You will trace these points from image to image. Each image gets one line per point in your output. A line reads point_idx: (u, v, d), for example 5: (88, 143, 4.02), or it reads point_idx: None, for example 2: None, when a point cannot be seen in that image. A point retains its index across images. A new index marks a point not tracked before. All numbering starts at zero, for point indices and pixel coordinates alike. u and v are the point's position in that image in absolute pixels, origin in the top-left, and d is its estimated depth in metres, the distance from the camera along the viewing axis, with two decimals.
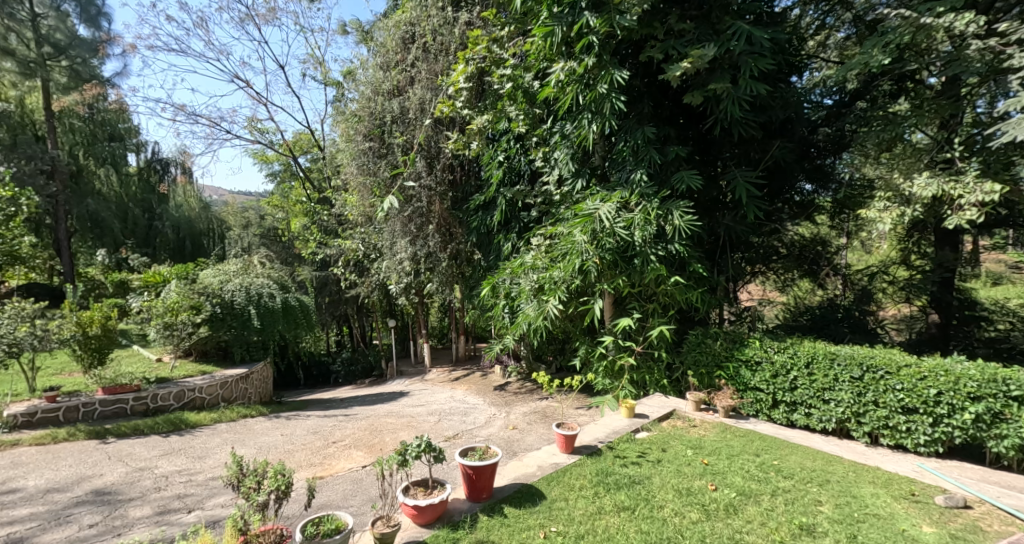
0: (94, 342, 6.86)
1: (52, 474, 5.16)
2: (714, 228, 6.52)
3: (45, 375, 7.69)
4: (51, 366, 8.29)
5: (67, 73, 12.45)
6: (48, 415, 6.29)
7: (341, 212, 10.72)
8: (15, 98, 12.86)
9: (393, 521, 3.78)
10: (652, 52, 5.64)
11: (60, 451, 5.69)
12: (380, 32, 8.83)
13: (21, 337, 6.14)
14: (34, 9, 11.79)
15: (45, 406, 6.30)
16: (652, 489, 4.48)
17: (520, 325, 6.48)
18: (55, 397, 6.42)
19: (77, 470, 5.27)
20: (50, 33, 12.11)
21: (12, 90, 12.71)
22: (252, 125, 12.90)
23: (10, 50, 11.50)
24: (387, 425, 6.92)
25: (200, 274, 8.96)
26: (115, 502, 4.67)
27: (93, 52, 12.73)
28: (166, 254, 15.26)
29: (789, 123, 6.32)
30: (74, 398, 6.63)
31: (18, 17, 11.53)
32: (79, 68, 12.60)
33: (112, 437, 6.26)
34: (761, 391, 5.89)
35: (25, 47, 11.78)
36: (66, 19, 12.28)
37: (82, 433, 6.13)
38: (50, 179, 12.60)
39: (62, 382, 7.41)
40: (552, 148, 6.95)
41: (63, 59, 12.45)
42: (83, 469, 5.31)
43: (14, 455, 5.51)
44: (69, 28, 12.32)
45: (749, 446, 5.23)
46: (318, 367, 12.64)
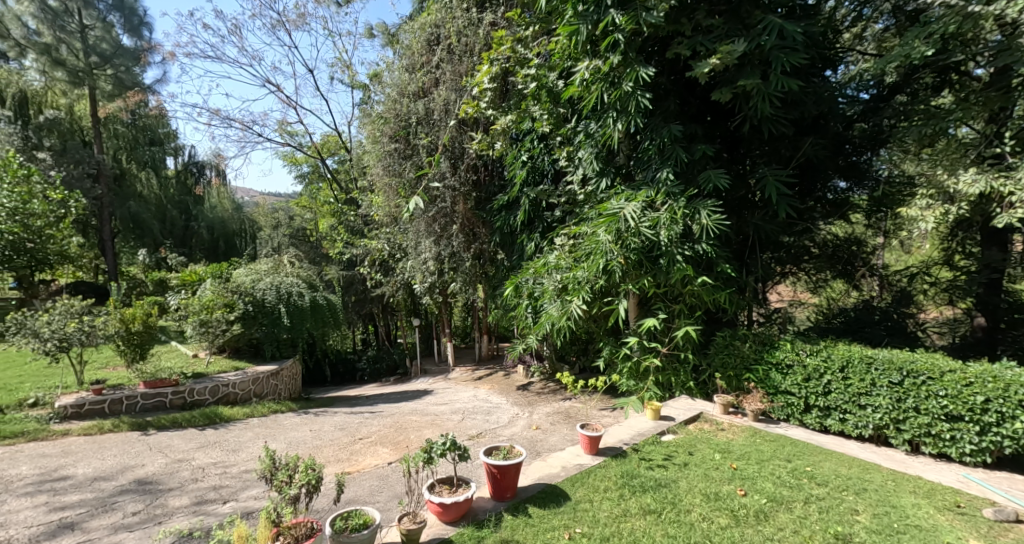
0: (137, 337, 7.37)
1: (99, 463, 5.50)
2: (742, 227, 6.34)
3: (92, 369, 8.22)
4: (97, 360, 8.83)
5: (112, 82, 13.05)
6: (95, 406, 6.73)
7: (368, 213, 11.00)
8: (65, 105, 13.75)
9: (418, 517, 3.77)
10: (679, 49, 5.47)
11: (104, 441, 6.10)
12: (406, 34, 8.97)
13: (70, 332, 6.55)
14: (83, 21, 12.54)
15: (91, 398, 6.74)
16: (679, 492, 4.34)
17: (543, 324, 6.45)
18: (101, 390, 6.87)
19: (122, 460, 5.61)
20: (96, 43, 12.72)
21: (62, 98, 13.65)
22: (283, 128, 13.35)
23: (61, 60, 12.23)
24: (412, 423, 7.01)
25: (233, 274, 9.37)
26: (156, 491, 4.94)
27: (135, 60, 13.45)
28: (201, 253, 15.98)
29: (822, 119, 6.07)
30: (118, 391, 7.05)
31: (68, 28, 12.32)
32: (122, 76, 13.19)
33: (152, 428, 6.65)
34: (792, 395, 5.66)
35: (75, 57, 12.48)
36: (112, 30, 13.00)
37: (126, 424, 6.56)
38: (96, 182, 13.57)
39: (108, 375, 7.92)
40: (576, 147, 6.85)
41: (108, 67, 13.06)
42: (126, 459, 5.66)
43: (64, 444, 5.94)
44: (114, 37, 13.01)
45: (780, 451, 5.00)
46: (344, 364, 12.85)
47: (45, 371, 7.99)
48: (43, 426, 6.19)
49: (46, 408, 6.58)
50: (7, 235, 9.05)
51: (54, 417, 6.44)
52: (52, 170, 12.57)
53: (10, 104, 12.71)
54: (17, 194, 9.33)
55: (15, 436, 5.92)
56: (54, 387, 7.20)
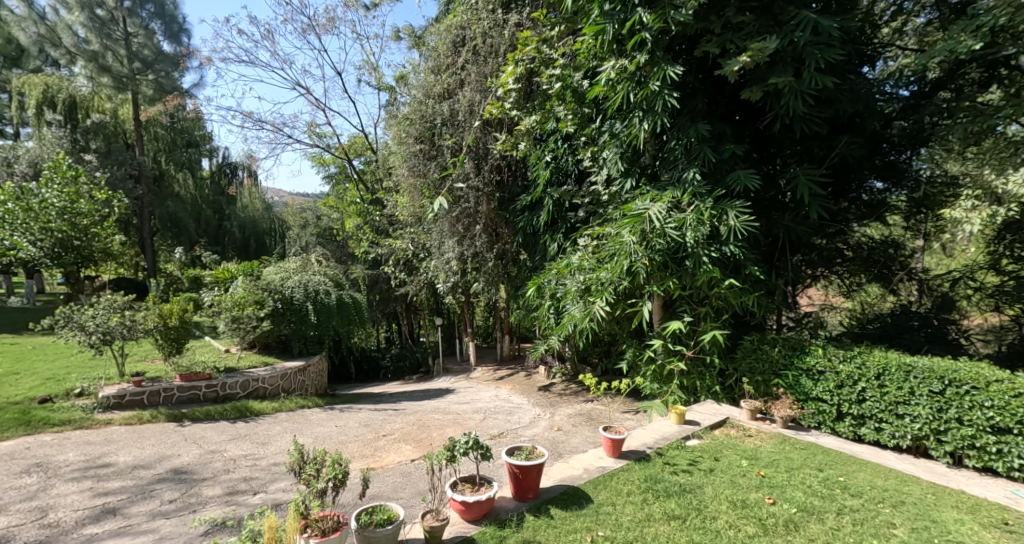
0: (174, 332, 7.53)
1: (138, 452, 5.67)
2: (772, 229, 6.19)
3: (132, 361, 8.50)
4: (137, 353, 9.12)
5: (153, 86, 13.57)
6: (135, 397, 6.93)
7: (393, 213, 11.12)
8: (111, 110, 14.22)
9: (441, 515, 3.76)
10: (708, 47, 5.37)
11: (143, 431, 6.29)
12: (433, 36, 9.02)
13: (113, 326, 6.80)
14: (127, 29, 13.04)
15: (132, 390, 6.94)
16: (705, 498, 4.25)
17: (565, 325, 6.40)
18: (140, 382, 7.08)
19: (159, 450, 5.77)
20: (139, 49, 13.26)
21: (107, 102, 14.13)
22: (312, 130, 13.56)
23: (107, 66, 12.78)
24: (435, 422, 7.04)
25: (263, 271, 9.58)
26: (190, 481, 5.06)
27: (175, 65, 13.88)
28: (233, 252, 15.99)
29: (859, 117, 5.87)
30: (156, 383, 7.26)
31: (113, 36, 12.83)
32: (162, 80, 13.71)
33: (187, 420, 6.83)
34: (824, 402, 5.48)
35: (120, 64, 12.98)
36: (153, 37, 13.47)
37: (163, 415, 6.76)
38: (138, 183, 14.07)
39: (147, 368, 8.16)
40: (600, 147, 6.77)
41: (150, 73, 13.59)
42: (163, 448, 5.82)
43: (107, 433, 6.15)
44: (155, 44, 13.48)
45: (810, 459, 4.85)
46: (369, 361, 12.97)
47: (90, 363, 8.27)
48: (87, 415, 6.41)
49: (90, 398, 6.80)
50: (54, 232, 10.05)
51: (98, 406, 6.65)
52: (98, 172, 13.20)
53: (60, 109, 13.36)
54: (65, 194, 10.21)
55: (61, 424, 6.17)
56: (97, 378, 7.43)
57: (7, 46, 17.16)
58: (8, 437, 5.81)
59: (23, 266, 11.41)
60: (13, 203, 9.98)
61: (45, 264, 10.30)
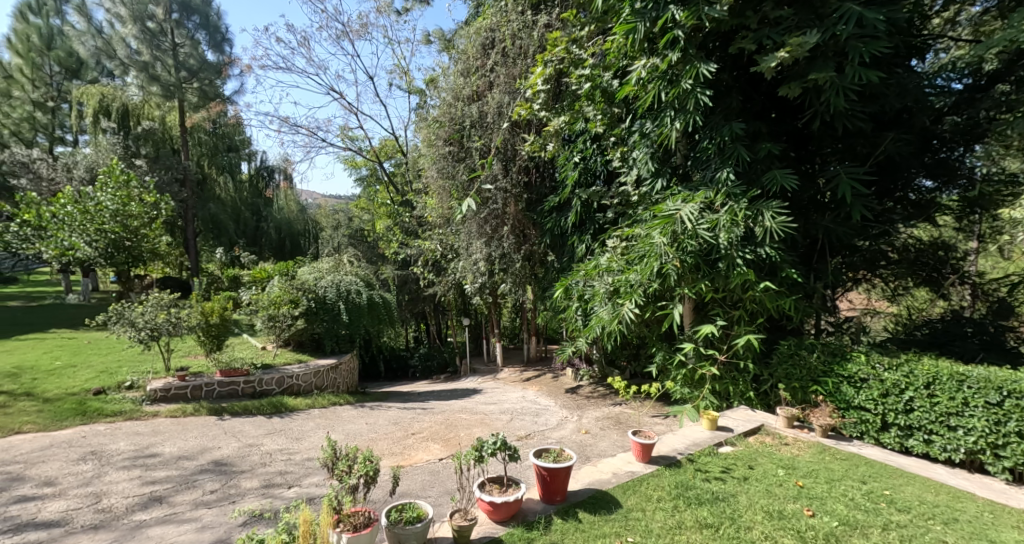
0: (214, 329, 7.74)
1: (181, 443, 5.84)
2: (810, 230, 5.96)
3: (177, 356, 8.81)
4: (182, 349, 9.43)
5: (198, 94, 14.09)
6: (180, 391, 7.16)
7: (422, 214, 11.23)
8: (159, 117, 14.83)
9: (469, 515, 3.74)
10: (744, 44, 5.21)
11: (186, 424, 6.49)
12: (462, 39, 9.06)
13: (160, 323, 7.04)
14: (175, 40, 13.63)
15: (177, 384, 7.17)
16: (739, 508, 4.11)
17: (593, 328, 6.30)
18: (184, 376, 7.31)
19: (201, 442, 5.94)
20: (185, 59, 13.83)
21: (156, 110, 14.72)
22: (344, 133, 13.78)
23: (156, 76, 13.30)
24: (463, 421, 7.04)
25: (298, 271, 9.80)
26: (230, 473, 5.18)
27: (218, 73, 14.36)
28: (269, 252, 16.36)
29: (906, 113, 5.61)
30: (199, 378, 7.48)
31: (162, 47, 13.43)
32: (207, 88, 14.20)
33: (227, 414, 7.01)
34: (867, 411, 5.24)
35: (168, 73, 13.54)
36: (198, 46, 13.97)
37: (205, 409, 6.96)
38: (182, 186, 14.62)
39: (190, 363, 8.43)
40: (630, 147, 6.66)
41: (195, 81, 14.11)
42: (205, 441, 5.98)
43: (154, 424, 6.37)
44: (200, 54, 13.98)
45: (852, 471, 4.64)
46: (397, 360, 13.13)
47: (139, 356, 8.60)
48: (136, 407, 6.66)
49: (139, 391, 7.06)
50: (109, 233, 10.57)
51: (146, 399, 6.90)
52: (147, 176, 13.77)
53: (115, 118, 13.99)
54: (119, 197, 10.68)
55: (113, 415, 6.43)
56: (145, 371, 7.71)
57: (67, 58, 18.10)
58: (66, 426, 6.07)
59: (79, 265, 11.96)
60: (71, 206, 10.50)
61: (99, 263, 10.81)
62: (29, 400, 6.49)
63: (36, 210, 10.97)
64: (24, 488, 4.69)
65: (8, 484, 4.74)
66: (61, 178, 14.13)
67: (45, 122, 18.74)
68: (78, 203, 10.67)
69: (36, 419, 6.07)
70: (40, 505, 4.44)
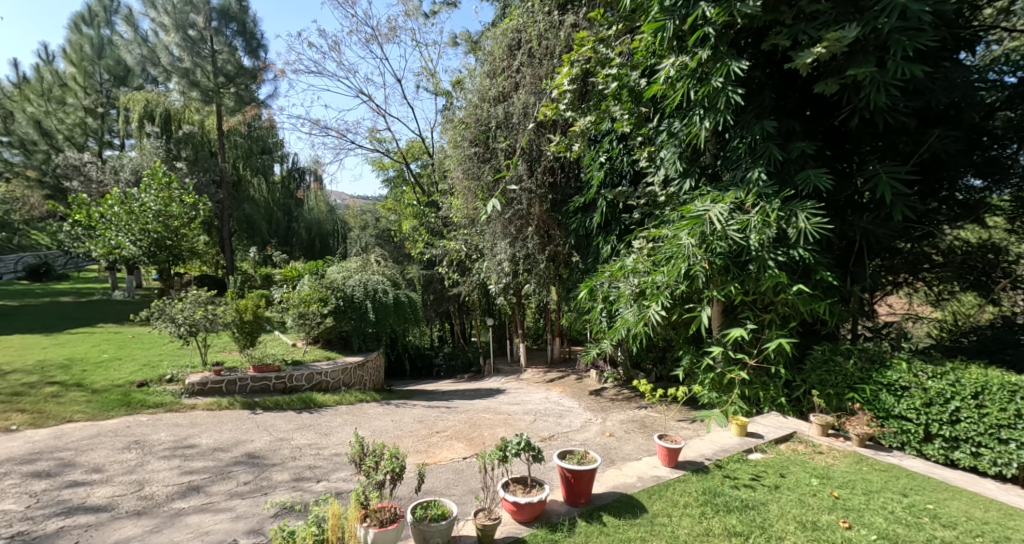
0: (248, 326, 7.87)
1: (217, 436, 5.98)
2: (847, 232, 5.75)
3: (213, 352, 9.04)
4: (217, 345, 9.68)
5: (234, 98, 14.34)
6: (216, 385, 7.32)
7: (447, 215, 11.29)
8: (199, 121, 15.31)
9: (493, 514, 3.70)
10: (778, 40, 5.05)
11: (221, 416, 6.64)
12: (489, 41, 9.05)
13: (198, 319, 7.23)
14: (214, 47, 13.99)
15: (213, 378, 7.34)
16: (770, 517, 3.98)
17: (618, 330, 6.21)
18: (220, 371, 7.46)
19: (235, 435, 6.06)
20: (224, 65, 14.20)
21: (196, 114, 15.17)
22: (372, 135, 13.94)
23: (196, 82, 13.80)
24: (487, 421, 7.02)
25: (328, 270, 9.95)
26: (262, 465, 5.27)
27: (253, 78, 14.72)
28: (300, 252, 16.51)
29: (953, 109, 5.37)
30: (233, 373, 7.63)
31: (202, 54, 13.81)
32: (243, 93, 14.48)
33: (259, 408, 7.15)
34: (908, 421, 5.02)
35: (207, 79, 14.00)
36: (235, 53, 14.31)
37: (239, 403, 7.11)
38: (219, 188, 15.07)
39: (226, 358, 8.64)
40: (658, 147, 6.54)
41: (231, 86, 14.46)
42: (239, 433, 6.11)
43: (192, 416, 6.54)
44: (237, 59, 14.32)
45: (892, 483, 4.45)
46: (422, 359, 13.16)
47: (179, 351, 8.86)
48: (176, 399, 6.85)
49: (178, 384, 7.26)
50: (152, 232, 10.89)
51: (184, 392, 7.09)
52: (187, 178, 14.22)
53: (157, 122, 14.52)
54: (161, 198, 11.01)
55: (155, 406, 6.62)
56: (184, 365, 7.94)
57: (116, 66, 18.84)
58: (113, 416, 6.28)
59: (125, 263, 12.38)
60: (118, 206, 10.87)
61: (143, 262, 11.18)
62: (79, 391, 6.74)
63: (86, 210, 11.37)
64: (74, 473, 4.85)
65: (60, 469, 4.91)
66: (108, 180, 14.71)
67: (94, 127, 19.32)
68: (124, 204, 11.05)
69: (85, 409, 6.29)
70: (89, 491, 4.58)
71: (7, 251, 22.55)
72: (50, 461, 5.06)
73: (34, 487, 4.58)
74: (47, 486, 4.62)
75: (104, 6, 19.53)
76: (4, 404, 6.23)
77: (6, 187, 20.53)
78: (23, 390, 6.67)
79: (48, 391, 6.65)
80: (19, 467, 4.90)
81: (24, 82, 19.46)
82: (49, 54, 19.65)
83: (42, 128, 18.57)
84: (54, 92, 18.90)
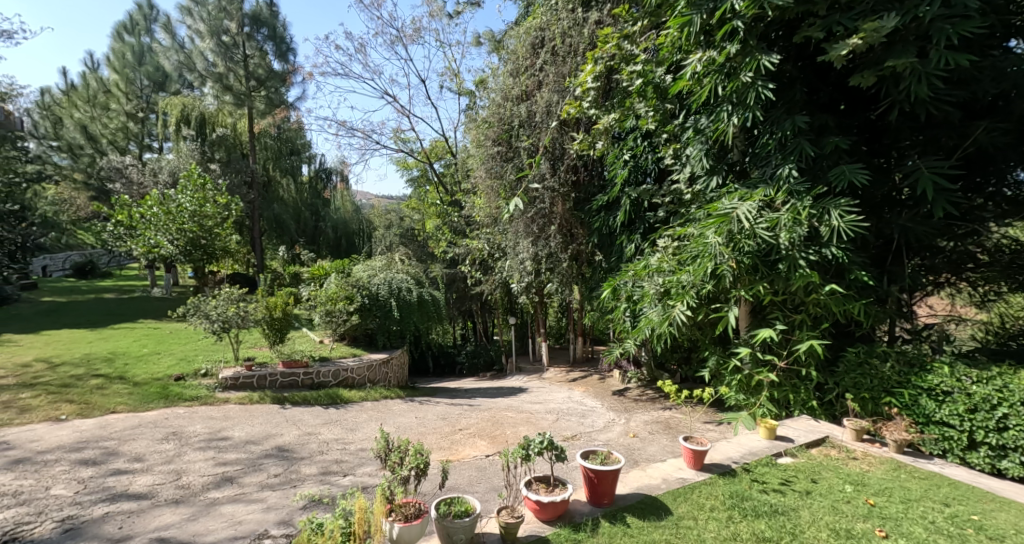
0: (278, 323, 8.01)
1: (248, 429, 6.08)
2: (884, 230, 5.54)
3: (245, 347, 9.23)
4: (249, 340, 9.88)
5: (264, 102, 14.64)
6: (247, 380, 7.44)
7: (470, 214, 11.30)
8: (231, 124, 15.69)
9: (516, 512, 3.67)
10: (811, 32, 4.88)
11: (252, 410, 6.76)
12: (513, 40, 9.00)
13: (230, 316, 7.36)
14: (246, 52, 14.30)
15: (244, 372, 7.47)
16: (801, 523, 3.85)
17: (642, 329, 6.09)
18: (251, 366, 7.59)
19: (265, 428, 6.16)
20: (255, 69, 14.53)
21: (229, 117, 15.55)
22: (396, 136, 14.02)
23: (229, 86, 14.15)
24: (509, 419, 7.00)
25: (353, 269, 10.08)
26: (292, 459, 5.33)
27: (283, 82, 14.92)
28: (327, 250, 16.79)
29: (1000, 101, 5.10)
30: (264, 368, 7.75)
31: (235, 59, 14.16)
32: (272, 96, 14.75)
33: (288, 403, 7.26)
34: (950, 427, 4.80)
35: (240, 83, 14.34)
36: (266, 57, 14.60)
37: (269, 398, 7.22)
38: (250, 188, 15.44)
39: (257, 354, 8.80)
40: (684, 144, 6.41)
41: (263, 90, 14.75)
42: (269, 427, 6.20)
43: (224, 410, 6.67)
44: (268, 63, 14.61)
45: (933, 491, 4.26)
46: (445, 356, 13.48)
47: (213, 346, 9.06)
48: (210, 393, 7.01)
49: (212, 378, 7.42)
50: (187, 232, 11.19)
51: (218, 386, 7.24)
52: (220, 179, 14.78)
53: (193, 125, 15.11)
54: (196, 199, 11.28)
55: (191, 399, 6.79)
56: (218, 360, 8.12)
57: (155, 72, 19.52)
58: (152, 408, 6.45)
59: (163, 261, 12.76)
60: (157, 207, 11.16)
61: (180, 261, 11.51)
62: (122, 383, 6.96)
63: (128, 211, 11.72)
64: (117, 462, 4.99)
65: (104, 458, 5.06)
66: (148, 182, 15.19)
67: (135, 131, 19.94)
68: (163, 205, 11.37)
69: (127, 400, 6.48)
70: (131, 479, 4.70)
71: (54, 249, 23.51)
72: (95, 449, 5.22)
73: (81, 473, 4.73)
74: (93, 473, 4.76)
75: (144, 15, 20.18)
76: (54, 395, 6.45)
77: (55, 189, 21.37)
78: (70, 381, 6.91)
79: (93, 383, 6.87)
80: (68, 455, 5.06)
81: (71, 89, 20.24)
82: (93, 62, 20.39)
83: (88, 132, 19.30)
84: (99, 98, 19.62)
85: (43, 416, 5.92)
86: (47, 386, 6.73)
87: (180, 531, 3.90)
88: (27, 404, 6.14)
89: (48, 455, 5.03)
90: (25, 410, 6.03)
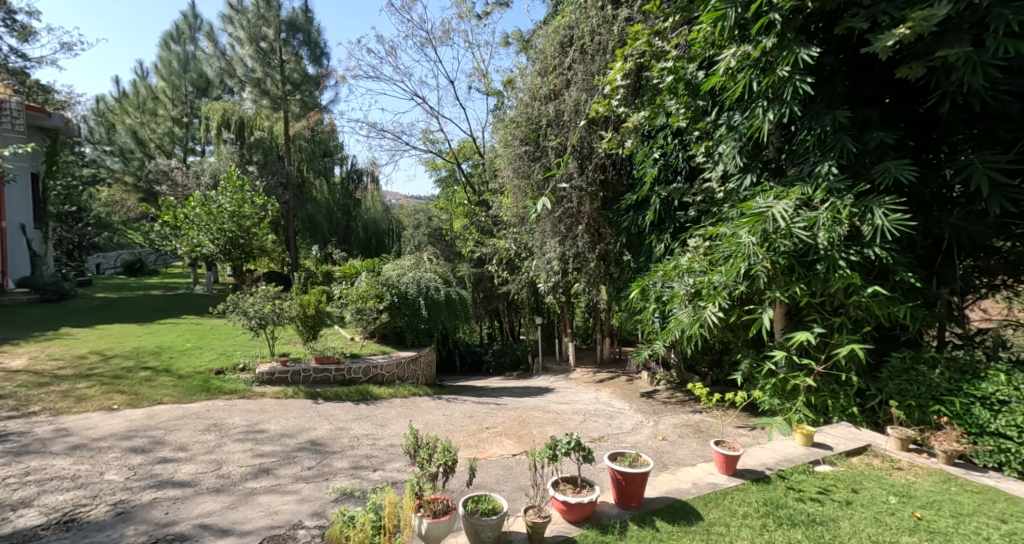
0: (311, 320, 8.08)
1: (283, 422, 6.19)
2: (932, 229, 5.27)
3: (280, 343, 9.43)
4: (283, 337, 10.09)
5: (300, 105, 14.87)
6: (282, 375, 7.60)
7: (497, 213, 11.29)
8: (268, 127, 16.04)
9: (543, 512, 3.61)
10: (854, 22, 4.66)
11: (287, 404, 6.89)
12: (541, 39, 8.91)
13: (266, 313, 7.52)
14: (282, 56, 14.61)
15: (280, 367, 7.62)
16: (842, 534, 3.68)
17: (672, 331, 5.94)
18: (286, 362, 7.75)
19: (299, 422, 6.26)
20: (290, 73, 14.81)
21: (265, 121, 15.89)
22: (425, 136, 14.10)
23: (266, 91, 14.59)
24: (536, 419, 6.94)
25: (383, 267, 10.17)
26: (325, 452, 5.39)
27: (316, 85, 15.15)
28: (357, 250, 16.82)
29: None
30: (298, 364, 7.90)
31: (272, 64, 14.56)
32: (307, 99, 15.01)
33: (320, 398, 7.36)
34: (1007, 439, 4.52)
35: (276, 87, 14.71)
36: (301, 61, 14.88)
37: (303, 393, 7.34)
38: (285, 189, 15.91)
39: (291, 350, 8.98)
40: (716, 141, 6.24)
41: (298, 93, 14.97)
42: (303, 421, 6.30)
43: (261, 403, 6.80)
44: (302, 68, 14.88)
45: (986, 506, 4.02)
46: (472, 355, 13.52)
47: (250, 342, 9.28)
48: (248, 387, 7.18)
49: (250, 373, 7.60)
50: (227, 232, 11.51)
51: (255, 381, 7.41)
52: (258, 180, 15.21)
53: (233, 129, 15.48)
54: (235, 199, 11.55)
55: (230, 392, 6.96)
56: (256, 355, 8.31)
57: (199, 79, 20.17)
58: (195, 399, 6.63)
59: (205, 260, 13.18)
60: (199, 207, 11.53)
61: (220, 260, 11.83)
62: (167, 375, 7.19)
63: (172, 212, 12.12)
64: (163, 450, 5.13)
65: (151, 446, 5.21)
66: (192, 184, 15.74)
67: (181, 135, 20.66)
68: (205, 205, 11.70)
69: (172, 392, 6.68)
70: (176, 467, 4.83)
71: (105, 248, 24.56)
72: (143, 438, 5.38)
73: (131, 460, 4.88)
74: (142, 460, 4.90)
75: (189, 24, 20.87)
76: (107, 385, 6.71)
77: (108, 192, 22.38)
78: (121, 373, 7.17)
79: (142, 375, 7.11)
80: (119, 442, 5.23)
81: (122, 96, 21.16)
82: (142, 70, 21.19)
83: (138, 138, 19.96)
84: (148, 105, 20.42)
85: (97, 405, 6.15)
86: (101, 376, 7.00)
87: (221, 519, 3.97)
88: (82, 394, 6.39)
89: (101, 442, 5.21)
90: (82, 399, 6.27)
